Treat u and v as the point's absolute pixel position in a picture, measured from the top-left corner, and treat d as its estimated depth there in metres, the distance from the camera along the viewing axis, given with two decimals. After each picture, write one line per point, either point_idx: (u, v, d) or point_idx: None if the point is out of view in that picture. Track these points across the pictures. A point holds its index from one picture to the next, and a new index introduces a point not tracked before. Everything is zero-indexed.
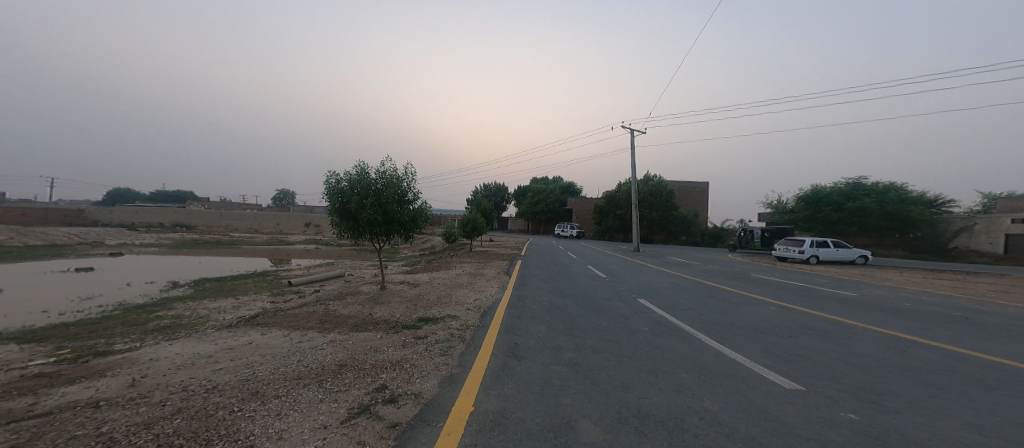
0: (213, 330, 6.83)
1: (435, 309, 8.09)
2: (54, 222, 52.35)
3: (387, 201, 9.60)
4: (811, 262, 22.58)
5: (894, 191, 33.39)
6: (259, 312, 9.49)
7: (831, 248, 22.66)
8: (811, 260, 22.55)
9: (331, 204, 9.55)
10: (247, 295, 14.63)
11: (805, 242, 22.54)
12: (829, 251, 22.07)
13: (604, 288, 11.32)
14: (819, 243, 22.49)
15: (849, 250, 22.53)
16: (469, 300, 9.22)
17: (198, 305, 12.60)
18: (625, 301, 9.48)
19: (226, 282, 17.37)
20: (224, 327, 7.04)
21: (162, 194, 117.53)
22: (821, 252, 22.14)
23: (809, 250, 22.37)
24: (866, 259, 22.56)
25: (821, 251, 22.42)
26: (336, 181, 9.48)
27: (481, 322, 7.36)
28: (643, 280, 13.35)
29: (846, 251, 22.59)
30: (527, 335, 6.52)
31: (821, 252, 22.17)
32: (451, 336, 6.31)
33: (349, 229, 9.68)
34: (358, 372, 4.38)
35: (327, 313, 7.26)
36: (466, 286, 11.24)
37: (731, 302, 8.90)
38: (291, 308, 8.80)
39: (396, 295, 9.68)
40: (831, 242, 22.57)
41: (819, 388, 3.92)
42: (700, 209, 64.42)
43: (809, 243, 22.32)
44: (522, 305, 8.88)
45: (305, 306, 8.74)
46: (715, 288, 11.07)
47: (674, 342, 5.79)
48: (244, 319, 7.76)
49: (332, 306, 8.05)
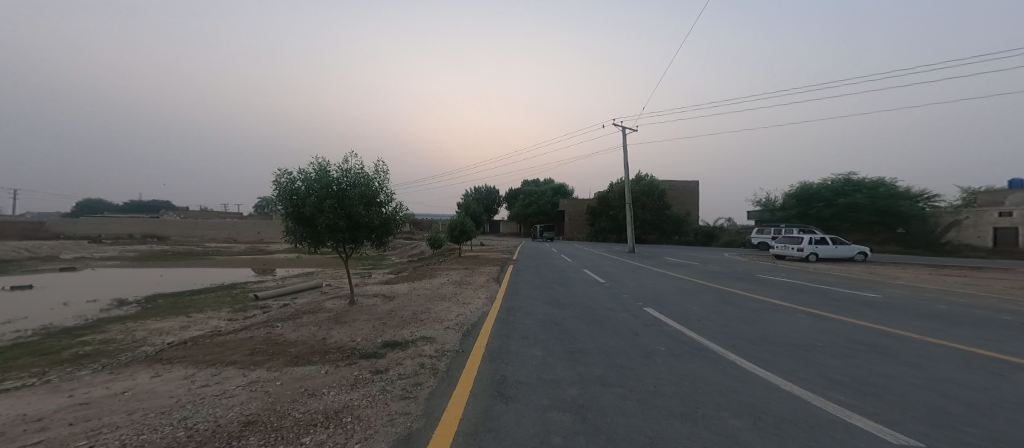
0: (104, 367, 5.17)
1: (407, 330, 6.71)
2: (10, 236, 48.64)
3: (352, 202, 8.20)
4: (810, 260, 21.90)
5: (884, 185, 33.22)
6: (190, 339, 7.75)
7: (831, 245, 22.03)
8: (811, 258, 21.80)
9: (284, 206, 8.03)
10: (203, 312, 12.92)
11: (803, 239, 21.81)
12: (828, 248, 21.40)
13: (603, 296, 10.18)
14: (818, 239, 21.85)
15: (847, 246, 21.92)
16: (449, 316, 7.82)
17: (139, 327, 10.86)
18: (630, 310, 8.31)
19: (184, 297, 15.55)
20: (120, 363, 5.35)
21: (136, 203, 111.87)
22: (820, 248, 21.47)
23: (808, 247, 21.65)
24: (865, 255, 21.96)
25: (820, 248, 21.70)
26: (287, 180, 7.94)
27: (461, 346, 6.04)
28: (645, 285, 12.18)
29: (844, 246, 22.01)
30: (519, 363, 5.22)
31: (820, 249, 21.49)
32: (421, 368, 4.97)
33: (304, 236, 8.11)
34: (267, 434, 2.98)
35: (267, 340, 5.74)
36: (448, 298, 9.81)
37: (750, 309, 7.81)
38: (227, 333, 7.12)
39: (363, 311, 8.18)
40: (830, 239, 21.91)
41: (935, 438, 2.74)
42: (691, 208, 64.37)
43: (808, 240, 21.62)
44: (513, 320, 7.55)
45: (246, 330, 7.12)
46: (726, 292, 10.04)
47: (703, 367, 4.61)
48: (157, 351, 6.07)
49: (279, 329, 6.49)
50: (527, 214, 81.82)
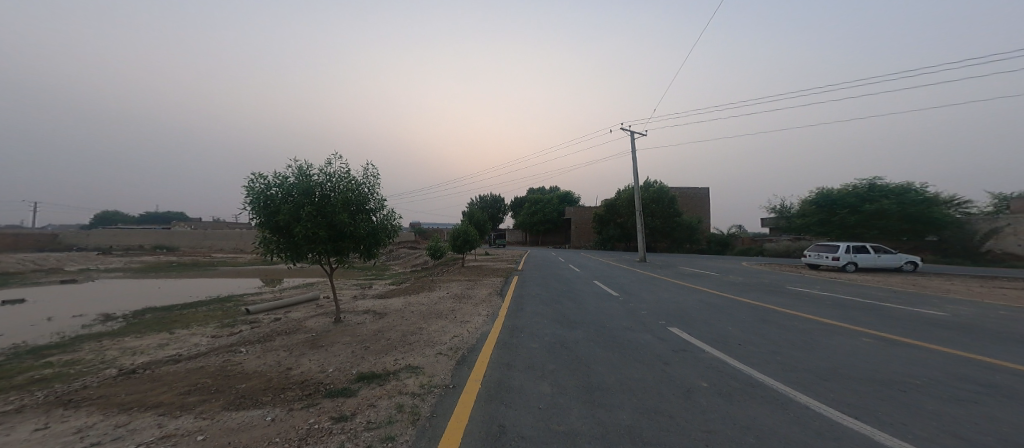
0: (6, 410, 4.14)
1: (391, 357, 5.68)
2: (25, 248, 49.55)
3: (334, 209, 7.34)
4: (848, 270, 20.25)
5: (913, 191, 31.23)
6: (146, 364, 6.75)
7: (871, 254, 20.40)
8: (849, 267, 20.17)
9: (257, 214, 7.12)
10: (187, 329, 12.05)
11: (840, 248, 20.21)
12: (869, 257, 19.76)
13: (619, 313, 9.04)
14: (856, 248, 20.27)
15: (893, 255, 20.30)
16: (443, 338, 6.78)
17: (113, 345, 10.02)
18: (654, 331, 7.17)
19: (175, 311, 14.84)
20: (28, 405, 4.32)
21: (151, 215, 114.25)
22: (860, 257, 19.84)
23: (847, 256, 20.00)
24: (915, 265, 20.31)
25: (860, 257, 20.05)
26: (261, 184, 7.08)
27: (454, 379, 4.97)
28: (664, 299, 10.98)
29: (887, 256, 20.40)
30: (521, 407, 4.10)
31: (861, 258, 19.86)
32: (398, 413, 3.89)
33: (279, 247, 7.20)
34: None
35: (217, 372, 4.72)
36: (444, 315, 8.76)
37: (798, 330, 6.62)
38: (182, 360, 6.10)
39: (346, 332, 7.19)
40: (870, 247, 20.30)
41: None
42: (702, 215, 62.52)
43: (845, 249, 20.01)
44: (516, 345, 6.44)
45: (205, 356, 6.09)
46: (760, 308, 8.82)
47: (772, 416, 3.41)
48: (87, 385, 5.04)
49: (239, 356, 5.48)
50: (533, 223, 80.69)
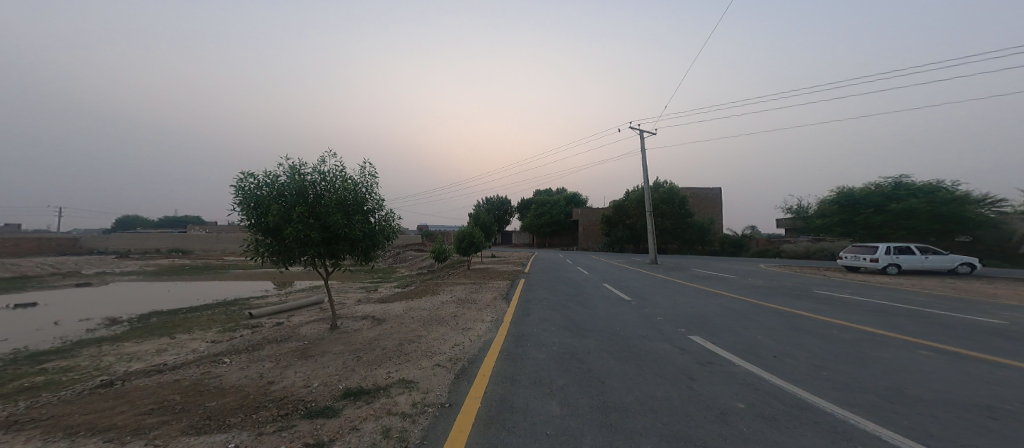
0: None
1: (383, 369, 5.19)
2: (47, 252, 51.04)
3: (328, 210, 6.98)
4: (890, 272, 19.13)
5: (943, 189, 29.55)
6: (127, 374, 6.34)
7: (917, 256, 19.12)
8: (890, 270, 19.08)
9: (247, 214, 6.75)
10: (188, 334, 11.81)
11: (879, 249, 19.01)
12: (914, 259, 18.57)
13: (633, 319, 8.43)
14: (899, 249, 19.04)
15: (943, 257, 18.92)
16: (442, 348, 6.28)
17: (111, 351, 9.78)
18: (673, 340, 6.56)
19: (179, 315, 14.72)
20: None
21: (169, 219, 117.76)
22: (904, 259, 18.66)
23: (889, 258, 18.83)
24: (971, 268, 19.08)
25: (904, 259, 18.87)
26: (252, 184, 6.74)
27: (451, 397, 4.43)
28: (680, 303, 10.29)
29: (936, 257, 19.18)
30: (525, 431, 3.53)
31: (905, 260, 18.68)
32: (383, 439, 3.35)
33: (269, 250, 6.84)
34: None
35: (189, 386, 4.24)
36: (445, 322, 8.28)
37: (837, 342, 5.93)
38: (161, 371, 5.65)
39: (340, 340, 6.73)
40: (915, 249, 19.01)
41: None
42: (714, 216, 60.91)
43: (886, 250, 18.84)
44: (522, 355, 5.90)
45: (185, 366, 5.64)
46: (788, 314, 8.10)
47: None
48: (52, 400, 4.60)
49: (219, 367, 5.03)
50: (541, 225, 79.86)
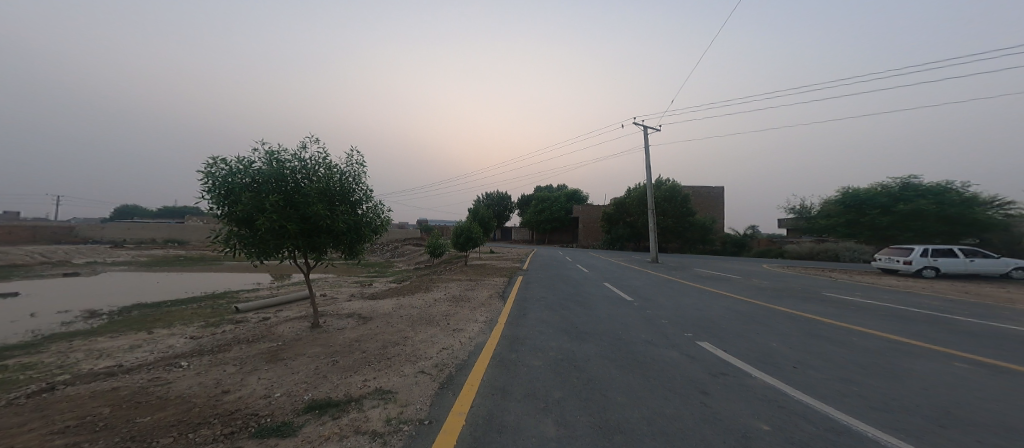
0: None
1: (360, 376, 4.63)
2: (41, 240, 50.45)
3: (307, 200, 6.37)
4: (926, 275, 18.69)
5: (953, 191, 28.90)
6: (78, 375, 5.73)
7: (960, 259, 18.46)
8: (926, 273, 18.67)
9: (217, 203, 6.13)
10: (168, 328, 11.28)
11: (914, 251, 18.65)
12: (954, 263, 18.03)
13: (636, 321, 7.88)
14: (938, 252, 18.47)
15: (993, 261, 18.07)
16: (430, 352, 5.72)
17: (82, 347, 9.26)
18: (681, 346, 6.00)
19: (164, 308, 14.21)
20: None
21: (169, 209, 117.23)
22: (943, 263, 18.19)
23: (926, 261, 18.38)
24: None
25: (942, 262, 18.38)
26: (223, 170, 6.12)
27: (434, 411, 3.86)
28: (685, 305, 9.74)
29: (981, 260, 18.55)
30: None
31: (944, 264, 18.21)
32: None
33: (242, 242, 6.23)
34: None
35: (126, 397, 3.63)
36: (435, 322, 7.72)
37: (863, 351, 5.36)
38: (110, 374, 5.05)
39: (318, 341, 6.16)
40: (959, 251, 18.32)
41: None
42: (716, 215, 60.37)
43: (920, 253, 18.43)
44: (516, 362, 5.33)
45: (139, 369, 5.04)
46: (802, 319, 7.56)
47: None
48: None
49: (173, 373, 4.44)
50: (541, 222, 79.18)
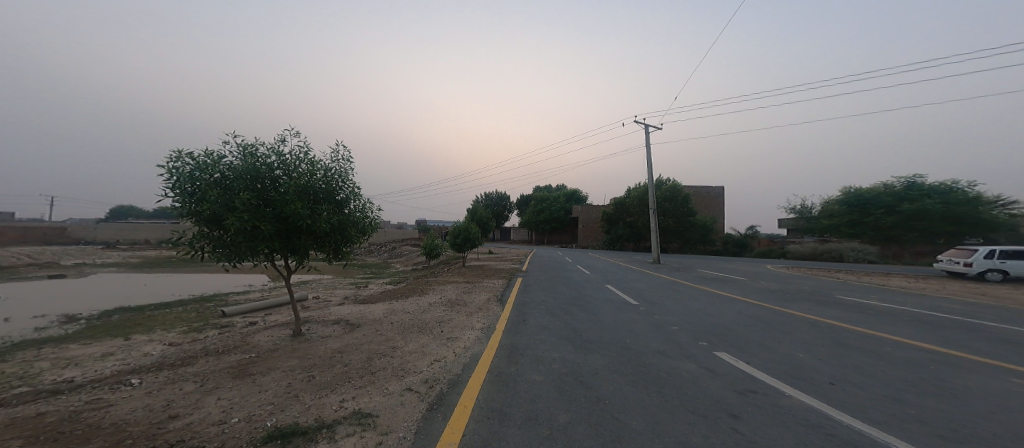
0: None
1: (337, 396, 4.04)
2: (31, 241, 49.49)
3: (284, 199, 5.81)
4: (991, 279, 18.25)
5: (959, 191, 28.54)
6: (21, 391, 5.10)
7: None
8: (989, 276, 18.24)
9: (183, 201, 5.55)
10: (146, 335, 10.62)
11: (976, 254, 18.26)
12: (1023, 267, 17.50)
13: (644, 328, 7.33)
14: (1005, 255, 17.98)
15: None
16: (419, 365, 5.14)
17: (48, 356, 8.61)
18: (698, 358, 5.43)
19: (147, 313, 13.57)
20: None
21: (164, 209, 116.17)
22: (1008, 267, 17.73)
23: (989, 263, 17.95)
24: None
25: (1009, 265, 17.86)
26: (190, 166, 5.53)
27: (419, 441, 3.26)
28: (694, 310, 9.20)
29: None
30: None
31: (1010, 268, 17.71)
32: None
33: (211, 245, 5.67)
34: None
35: (43, 427, 3.01)
36: (427, 330, 7.13)
37: (902, 365, 4.82)
38: (50, 393, 4.42)
39: (297, 353, 5.56)
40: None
41: None
42: (716, 215, 59.98)
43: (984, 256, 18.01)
44: (516, 378, 4.74)
45: (84, 387, 4.42)
46: (823, 326, 7.03)
47: None
48: None
49: (118, 393, 3.84)
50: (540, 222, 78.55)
